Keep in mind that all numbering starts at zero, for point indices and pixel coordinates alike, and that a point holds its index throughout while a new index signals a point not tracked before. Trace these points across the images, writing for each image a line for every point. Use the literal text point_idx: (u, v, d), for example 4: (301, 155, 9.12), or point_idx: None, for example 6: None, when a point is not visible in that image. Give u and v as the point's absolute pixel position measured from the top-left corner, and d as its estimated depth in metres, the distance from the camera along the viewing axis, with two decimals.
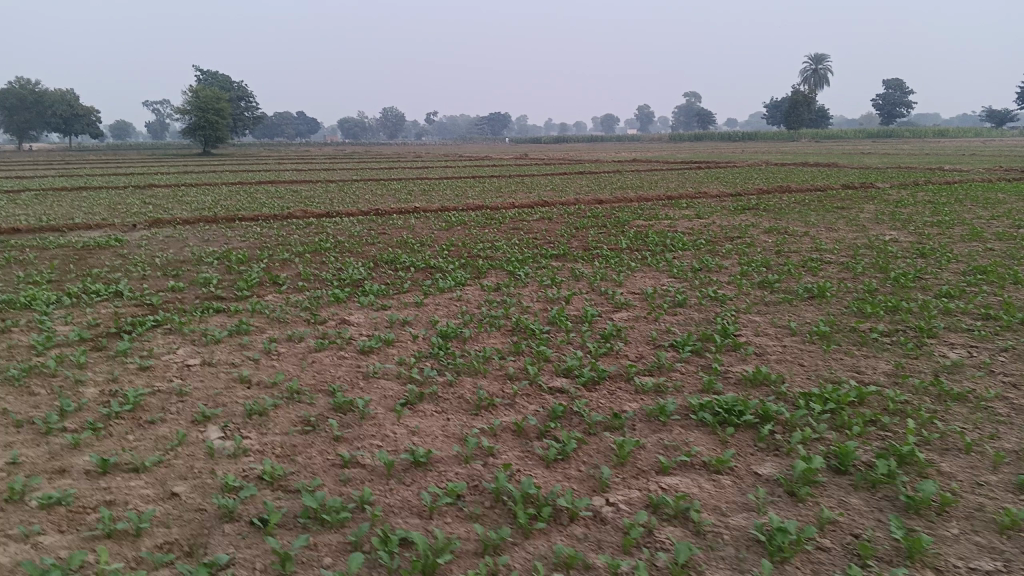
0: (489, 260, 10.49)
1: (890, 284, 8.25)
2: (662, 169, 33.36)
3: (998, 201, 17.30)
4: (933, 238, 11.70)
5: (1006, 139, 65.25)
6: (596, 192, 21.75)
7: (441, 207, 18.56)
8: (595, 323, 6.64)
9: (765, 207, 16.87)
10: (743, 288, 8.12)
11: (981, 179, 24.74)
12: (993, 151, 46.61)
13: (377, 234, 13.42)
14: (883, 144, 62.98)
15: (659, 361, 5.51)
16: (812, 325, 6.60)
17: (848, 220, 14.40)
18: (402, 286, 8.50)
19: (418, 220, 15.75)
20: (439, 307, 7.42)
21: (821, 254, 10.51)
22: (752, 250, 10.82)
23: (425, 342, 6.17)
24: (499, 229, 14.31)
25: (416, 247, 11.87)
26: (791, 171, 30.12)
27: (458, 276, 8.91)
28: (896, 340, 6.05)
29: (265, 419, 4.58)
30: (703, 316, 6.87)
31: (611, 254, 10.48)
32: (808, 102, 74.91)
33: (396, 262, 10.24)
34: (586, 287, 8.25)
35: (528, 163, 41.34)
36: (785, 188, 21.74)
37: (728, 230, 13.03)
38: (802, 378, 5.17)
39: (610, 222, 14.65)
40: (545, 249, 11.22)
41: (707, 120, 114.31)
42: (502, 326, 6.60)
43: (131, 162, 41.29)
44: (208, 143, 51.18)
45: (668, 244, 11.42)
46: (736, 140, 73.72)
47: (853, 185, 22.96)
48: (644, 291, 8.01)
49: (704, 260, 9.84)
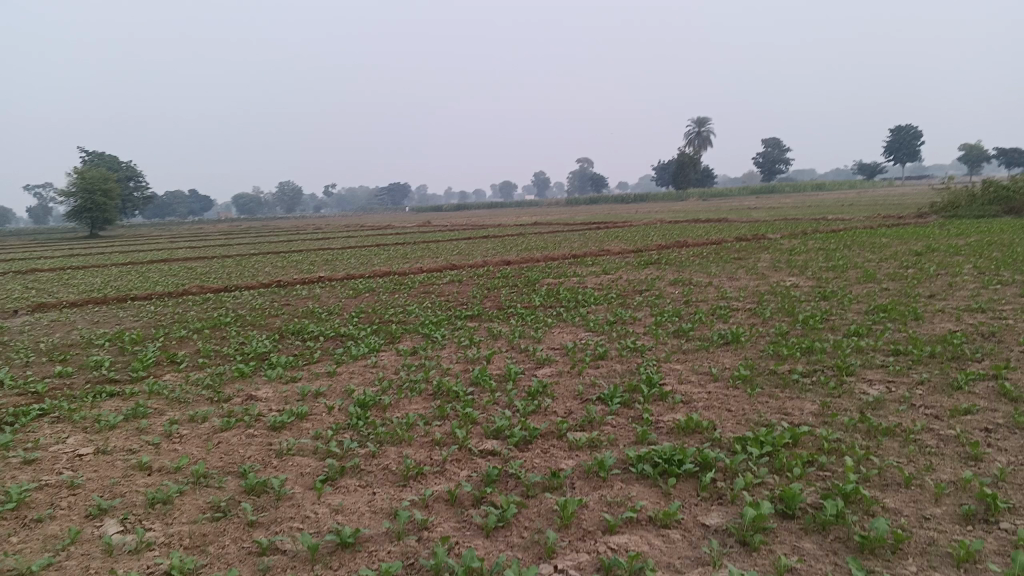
0: (401, 325, 10.22)
1: (800, 326, 8.42)
2: (564, 230, 33.92)
3: (883, 245, 18.21)
4: (831, 281, 12.13)
5: (878, 190, 69.72)
6: (502, 254, 21.80)
7: (346, 276, 18.18)
8: (518, 382, 6.46)
9: (668, 260, 17.24)
10: (660, 337, 8.11)
11: (863, 226, 26.12)
12: (869, 200, 49.55)
13: (282, 306, 12.95)
14: (768, 198, 66.18)
15: (589, 416, 5.35)
16: (734, 369, 6.60)
17: (748, 268, 14.82)
18: (312, 356, 8.13)
19: (324, 290, 15.34)
20: (354, 375, 7.09)
21: (729, 301, 10.71)
22: (662, 301, 10.93)
23: (342, 413, 5.83)
24: (408, 294, 14.06)
25: (324, 316, 11.49)
26: (688, 226, 31.10)
27: (371, 343, 8.60)
28: (817, 379, 6.10)
29: (170, 507, 4.15)
30: (625, 368, 6.79)
31: (525, 313, 10.37)
32: (696, 162, 78.25)
33: (304, 332, 9.83)
34: (504, 346, 8.08)
35: (431, 229, 41.35)
36: (684, 242, 22.36)
37: (636, 284, 13.18)
38: (734, 424, 5.09)
39: (519, 282, 14.62)
40: (458, 312, 11.03)
41: (601, 183, 117.76)
42: (422, 391, 6.33)
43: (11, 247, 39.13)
44: (95, 224, 49.13)
45: (580, 300, 11.42)
46: (631, 200, 76.06)
47: (747, 236, 23.83)
48: (563, 346, 7.89)
49: (618, 313, 9.85)
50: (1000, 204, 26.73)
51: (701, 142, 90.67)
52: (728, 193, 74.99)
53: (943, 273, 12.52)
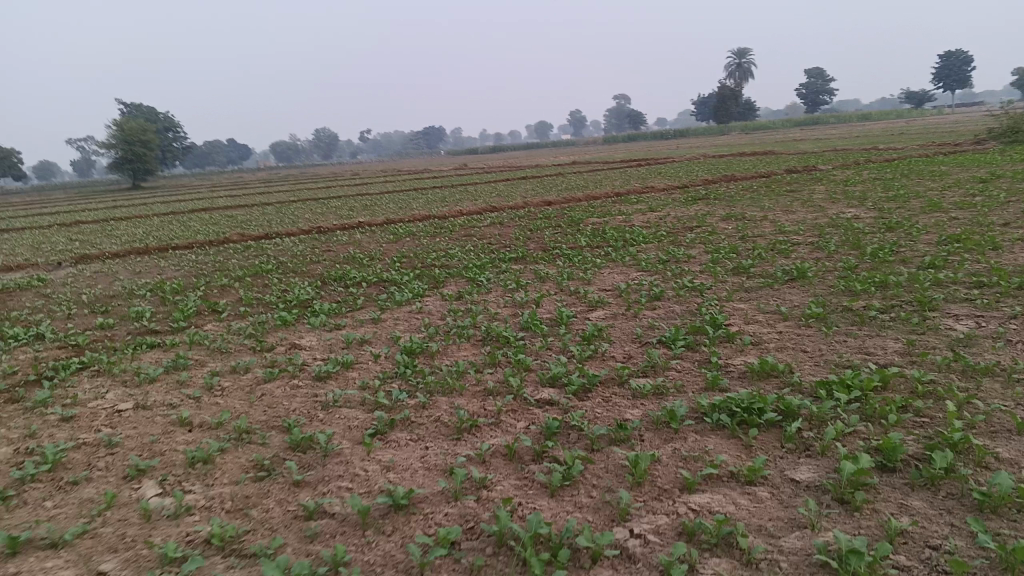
0: (445, 269, 9.89)
1: (868, 260, 7.89)
2: (604, 168, 33.12)
3: (944, 172, 17.33)
4: (894, 211, 11.47)
5: (928, 118, 67.18)
6: (543, 195, 21.29)
7: (385, 220, 17.88)
8: (572, 326, 6.10)
9: (716, 195, 16.61)
10: (718, 275, 7.67)
11: (919, 154, 25.00)
12: (921, 129, 47.70)
13: (322, 252, 12.70)
14: (814, 130, 64.17)
15: (652, 360, 4.97)
16: (803, 307, 6.16)
17: (803, 201, 14.17)
18: (354, 303, 7.85)
19: (364, 235, 15.07)
20: (399, 322, 6.78)
21: (787, 235, 10.17)
22: (716, 237, 10.43)
23: (387, 362, 5.54)
24: (450, 237, 13.71)
25: (365, 261, 11.21)
26: (733, 161, 30.14)
27: (415, 288, 8.28)
28: (897, 315, 5.63)
29: (211, 467, 3.89)
30: (685, 308, 6.37)
31: (572, 253, 9.96)
32: (738, 94, 76.03)
33: (345, 278, 9.56)
34: (554, 288, 7.71)
35: (468, 172, 40.80)
36: (731, 177, 21.61)
37: (686, 220, 12.66)
38: (812, 366, 4.68)
39: (563, 222, 14.17)
40: (503, 254, 10.66)
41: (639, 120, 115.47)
42: (471, 338, 6.00)
43: (56, 201, 39.57)
44: (136, 176, 49.43)
45: (629, 239, 10.96)
46: (671, 136, 74.43)
47: (796, 168, 22.96)
48: (616, 287, 7.50)
49: (671, 251, 9.39)
50: None
51: (743, 73, 87.98)
52: (771, 126, 72.89)
53: (1014, 199, 11.78)
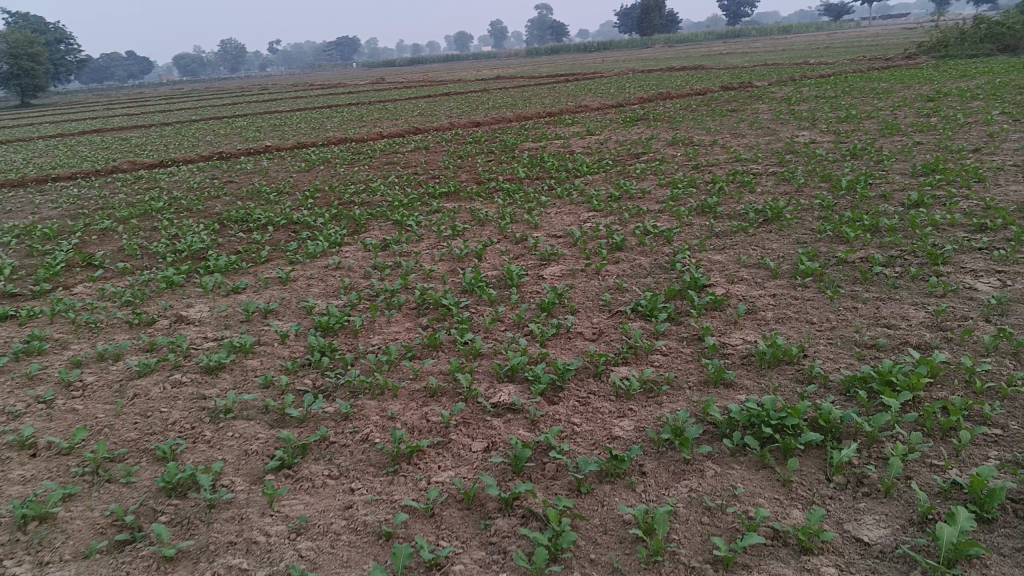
0: (366, 207, 8.71)
1: (844, 196, 7.06)
2: (531, 84, 31.70)
3: (887, 90, 16.66)
4: (851, 135, 10.75)
5: (848, 31, 67.17)
6: (469, 115, 19.94)
7: (297, 144, 16.37)
8: (524, 290, 5.08)
9: (655, 115, 15.67)
10: (682, 217, 6.73)
11: (850, 70, 24.36)
12: (845, 42, 47.45)
13: (226, 185, 11.24)
14: (738, 44, 63.51)
15: (632, 342, 4.02)
16: (792, 260, 5.28)
17: (748, 123, 13.32)
18: (259, 254, 6.62)
19: (273, 162, 13.63)
20: (313, 284, 5.63)
21: (744, 164, 9.33)
22: (668, 167, 9.49)
23: (299, 345, 4.43)
24: (371, 165, 12.44)
25: (274, 196, 9.90)
26: (663, 77, 29.08)
27: (332, 234, 7.12)
28: (903, 272, 4.81)
29: (48, 531, 2.77)
30: (656, 264, 5.43)
31: (511, 189, 8.87)
32: (662, 6, 74.41)
33: (250, 220, 8.25)
34: (495, 236, 6.67)
35: (386, 87, 38.66)
36: (665, 94, 20.61)
37: (629, 146, 11.65)
38: (828, 347, 3.80)
39: (495, 147, 13.01)
40: (432, 188, 9.48)
41: (560, 33, 112.87)
42: (403, 309, 4.93)
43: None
44: (22, 92, 45.37)
45: (571, 169, 9.92)
46: (594, 50, 72.67)
47: (731, 85, 22.16)
48: (568, 234, 6.49)
49: (621, 184, 8.41)
50: (994, 42, 24.97)
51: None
52: (694, 39, 71.96)
53: (972, 120, 11.14)
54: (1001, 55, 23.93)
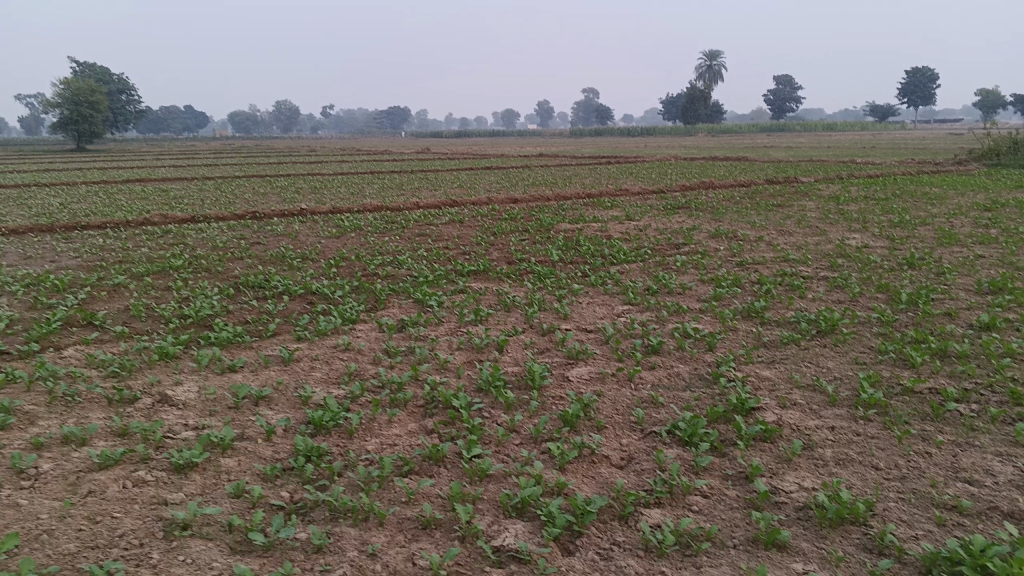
0: (389, 281, 8.29)
1: (904, 312, 6.46)
2: (573, 164, 31.64)
3: (940, 195, 16.06)
4: (905, 242, 10.18)
5: (893, 133, 67.00)
6: (507, 190, 19.68)
7: (331, 208, 16.16)
8: (546, 394, 4.54)
9: (697, 205, 15.25)
10: (724, 320, 6.18)
11: (899, 172, 23.83)
12: (892, 143, 47.15)
13: (251, 246, 10.92)
14: (783, 138, 63.55)
15: (665, 476, 3.43)
16: (850, 384, 4.69)
17: (794, 221, 12.80)
18: (267, 327, 6.18)
19: (304, 225, 13.38)
20: (316, 368, 5.13)
21: (792, 264, 8.79)
22: (709, 262, 8.97)
23: (285, 445, 3.91)
24: (401, 236, 12.10)
25: (297, 262, 9.54)
26: (706, 166, 28.84)
27: (348, 309, 6.65)
28: (982, 411, 4.18)
29: None
30: (696, 375, 4.86)
31: (543, 273, 8.40)
32: (708, 96, 75.10)
33: (266, 287, 7.86)
34: (521, 325, 6.16)
35: (428, 156, 38.95)
36: (708, 184, 20.27)
37: (670, 235, 11.17)
38: (901, 505, 3.17)
39: (531, 226, 12.62)
40: (460, 265, 9.05)
41: (605, 116, 114.54)
42: (409, 406, 4.39)
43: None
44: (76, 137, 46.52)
45: (608, 255, 9.45)
46: (638, 134, 73.23)
47: (776, 179, 21.78)
48: (600, 329, 5.96)
49: (660, 277, 7.90)
50: None
51: (714, 76, 87.23)
52: (738, 130, 72.31)
53: None
54: None
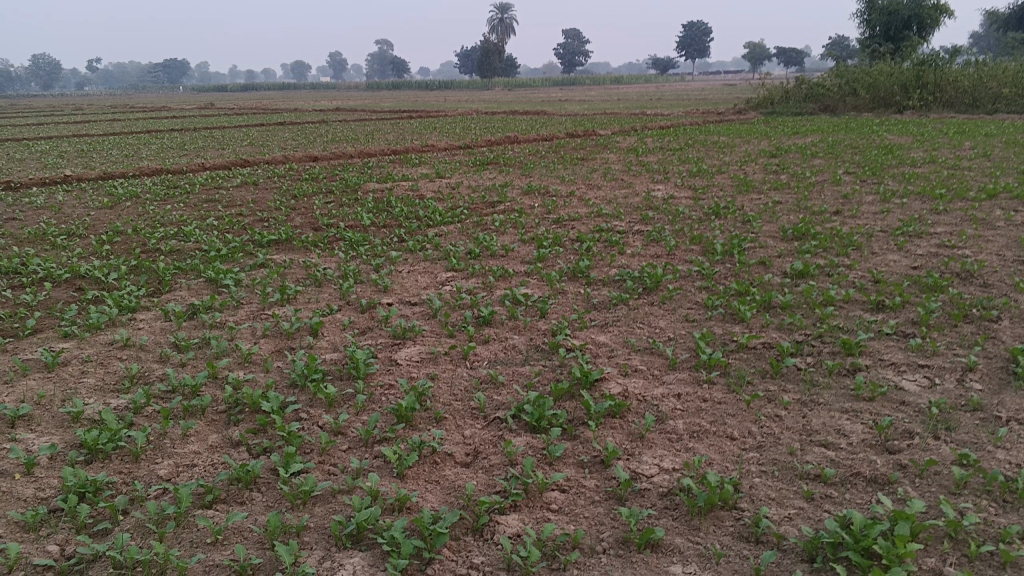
0: (178, 258, 7.33)
1: (722, 262, 6.49)
2: (373, 119, 30.62)
3: (729, 144, 16.83)
4: (708, 191, 10.46)
5: (675, 84, 70.71)
6: (305, 148, 18.54)
7: (103, 174, 14.44)
8: (372, 383, 4.02)
9: (505, 159, 15.05)
10: (552, 283, 5.90)
11: (688, 122, 24.93)
12: (676, 94, 49.70)
13: (4, 223, 9.39)
14: (577, 90, 65.36)
15: (518, 473, 3.04)
16: (687, 343, 4.54)
17: (601, 173, 12.89)
18: (24, 324, 5.15)
19: (71, 195, 11.79)
20: (89, 374, 4.29)
21: (608, 219, 8.73)
22: (526, 220, 8.73)
23: (50, 477, 3.13)
24: (189, 203, 10.93)
25: (63, 239, 8.28)
26: (507, 119, 28.88)
27: (129, 296, 5.73)
28: (818, 366, 4.14)
29: None
30: (533, 346, 4.52)
31: (353, 239, 7.76)
32: (503, 49, 75.57)
33: (23, 273, 6.66)
34: (335, 302, 5.56)
35: (214, 113, 36.29)
36: (512, 138, 20.17)
37: (482, 192, 10.84)
38: (766, 480, 2.99)
39: (336, 187, 11.82)
40: (259, 234, 8.20)
41: (401, 69, 112.61)
42: (209, 415, 3.72)
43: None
44: None
45: (421, 217, 8.95)
46: (437, 88, 72.54)
47: (576, 131, 22.11)
48: (424, 302, 5.49)
49: (479, 239, 7.53)
50: (815, 101, 26.33)
51: (507, 28, 87.86)
52: (534, 83, 73.44)
53: (821, 179, 11.13)
54: (822, 114, 25.25)
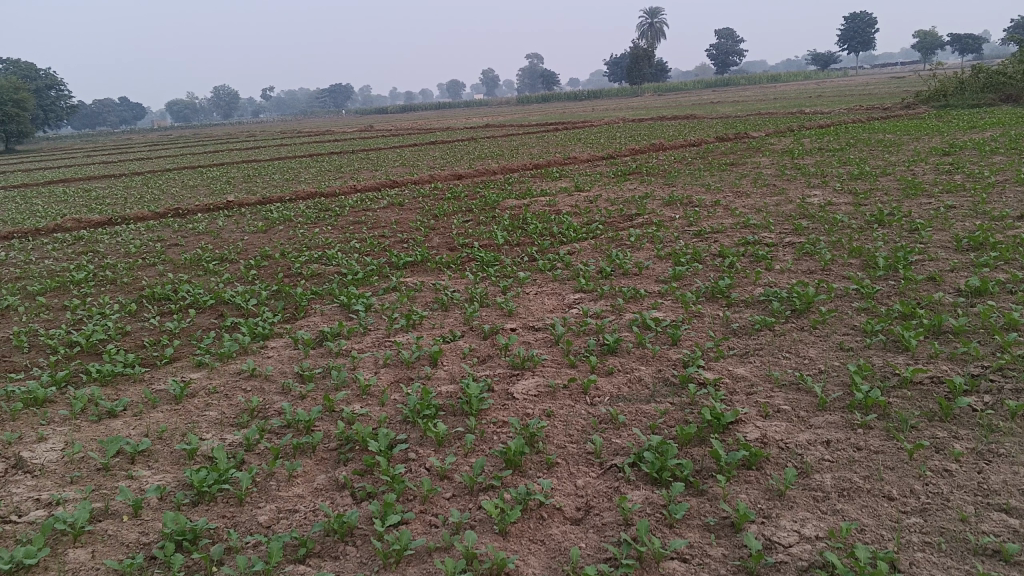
0: (316, 281, 7.46)
1: (883, 279, 5.83)
2: (520, 133, 30.84)
3: (896, 142, 15.57)
4: (869, 196, 9.61)
5: (836, 80, 67.01)
6: (452, 166, 18.77)
7: (262, 198, 15.22)
8: (485, 420, 3.79)
9: (648, 169, 14.59)
10: (688, 305, 5.48)
11: (849, 120, 23.41)
12: (836, 90, 47.10)
13: (168, 249, 9.97)
14: (730, 91, 63.30)
15: (631, 536, 2.70)
16: (838, 377, 4.02)
17: (750, 180, 12.21)
18: (163, 353, 5.32)
19: (231, 220, 12.45)
20: (213, 406, 4.31)
21: (755, 230, 8.16)
22: (666, 234, 8.31)
23: (156, 521, 3.10)
24: (336, 225, 11.25)
25: (216, 264, 8.66)
26: (655, 126, 28.25)
27: (262, 323, 5.82)
28: (998, 406, 3.52)
29: None
30: (660, 380, 4.14)
31: (486, 259, 7.63)
32: (652, 54, 74.50)
33: (173, 300, 6.97)
34: (459, 328, 5.39)
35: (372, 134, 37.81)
36: (657, 145, 19.62)
37: (622, 205, 10.49)
38: (931, 556, 2.50)
39: (476, 204, 11.83)
40: (395, 255, 8.25)
41: (549, 81, 113.57)
42: (317, 453, 3.61)
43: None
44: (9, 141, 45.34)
45: (556, 234, 8.72)
46: (585, 98, 72.44)
47: (726, 136, 21.24)
48: (549, 327, 5.22)
49: (614, 256, 7.20)
50: (995, 91, 24.03)
51: (656, 33, 86.52)
52: (685, 87, 71.84)
53: (1002, 178, 9.98)
54: (1005, 104, 23.00)
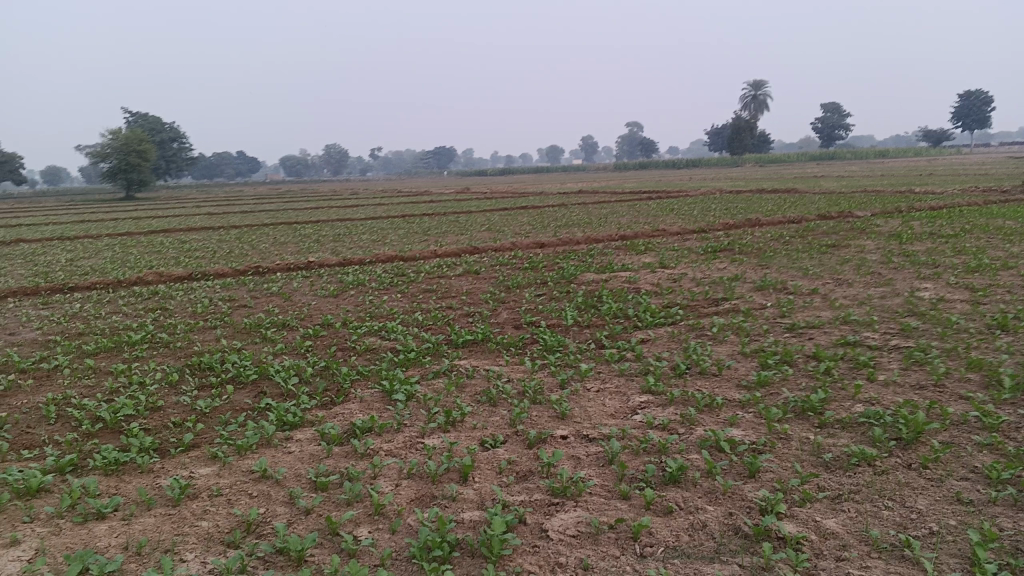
0: (368, 358, 7.00)
1: (1011, 404, 4.90)
2: (614, 200, 30.40)
3: (1017, 230, 14.28)
4: (989, 293, 8.57)
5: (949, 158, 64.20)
6: (539, 233, 18.35)
7: (342, 259, 15.11)
8: (506, 570, 3.13)
9: (740, 246, 13.78)
10: (771, 424, 4.70)
11: (965, 201, 21.95)
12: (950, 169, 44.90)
13: (234, 311, 9.79)
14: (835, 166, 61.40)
15: None
16: (956, 545, 3.19)
17: (852, 265, 11.27)
18: (182, 438, 4.87)
19: (305, 281, 12.31)
20: (211, 513, 3.80)
21: (854, 328, 7.28)
22: (753, 325, 7.52)
23: None
24: (406, 292, 10.88)
25: (275, 331, 8.35)
26: (753, 199, 27.30)
27: (293, 408, 5.33)
28: None
29: None
30: (728, 530, 3.40)
31: (550, 343, 7.02)
32: (754, 126, 73.39)
33: (217, 371, 6.61)
34: (502, 432, 4.77)
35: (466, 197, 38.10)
36: (753, 221, 18.74)
37: (707, 287, 9.75)
38: None
39: (553, 276, 11.28)
40: (456, 332, 7.74)
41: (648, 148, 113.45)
42: None
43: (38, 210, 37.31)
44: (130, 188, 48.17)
45: (632, 317, 8.04)
46: (683, 167, 71.77)
47: (828, 212, 20.19)
48: (606, 440, 4.53)
49: (690, 351, 6.48)
50: None
51: (760, 105, 85.44)
52: (787, 160, 70.23)
53: None
54: None
